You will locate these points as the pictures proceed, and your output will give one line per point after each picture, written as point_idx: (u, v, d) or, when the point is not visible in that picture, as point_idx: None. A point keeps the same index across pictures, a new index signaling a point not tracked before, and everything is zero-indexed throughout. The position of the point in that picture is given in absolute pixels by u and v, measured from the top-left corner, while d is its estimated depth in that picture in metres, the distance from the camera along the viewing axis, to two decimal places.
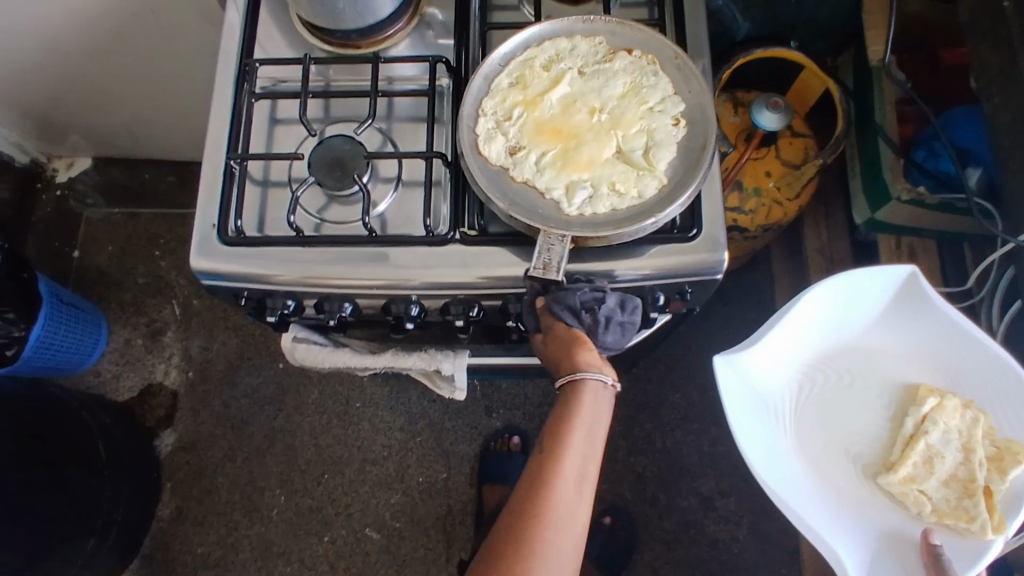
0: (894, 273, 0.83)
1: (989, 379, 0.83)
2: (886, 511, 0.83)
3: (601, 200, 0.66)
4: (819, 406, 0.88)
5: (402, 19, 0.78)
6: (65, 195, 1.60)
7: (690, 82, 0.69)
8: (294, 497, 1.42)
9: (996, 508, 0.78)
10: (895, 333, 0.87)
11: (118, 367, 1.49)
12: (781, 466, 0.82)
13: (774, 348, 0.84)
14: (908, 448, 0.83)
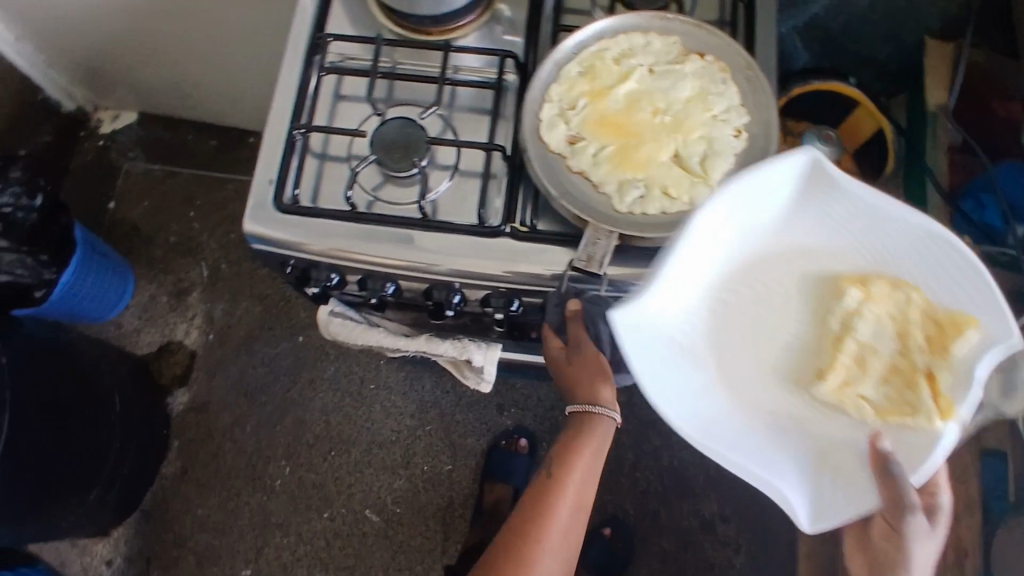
0: (773, 158, 0.55)
1: (902, 247, 0.59)
2: (837, 440, 0.60)
3: (652, 202, 0.65)
4: (736, 329, 0.64)
5: (472, 14, 0.79)
6: (106, 146, 1.61)
7: (759, 95, 0.68)
8: (298, 471, 1.43)
9: (945, 392, 0.56)
10: (798, 211, 0.61)
11: (141, 322, 1.51)
12: (678, 389, 0.59)
13: (687, 251, 0.57)
14: (842, 353, 0.60)
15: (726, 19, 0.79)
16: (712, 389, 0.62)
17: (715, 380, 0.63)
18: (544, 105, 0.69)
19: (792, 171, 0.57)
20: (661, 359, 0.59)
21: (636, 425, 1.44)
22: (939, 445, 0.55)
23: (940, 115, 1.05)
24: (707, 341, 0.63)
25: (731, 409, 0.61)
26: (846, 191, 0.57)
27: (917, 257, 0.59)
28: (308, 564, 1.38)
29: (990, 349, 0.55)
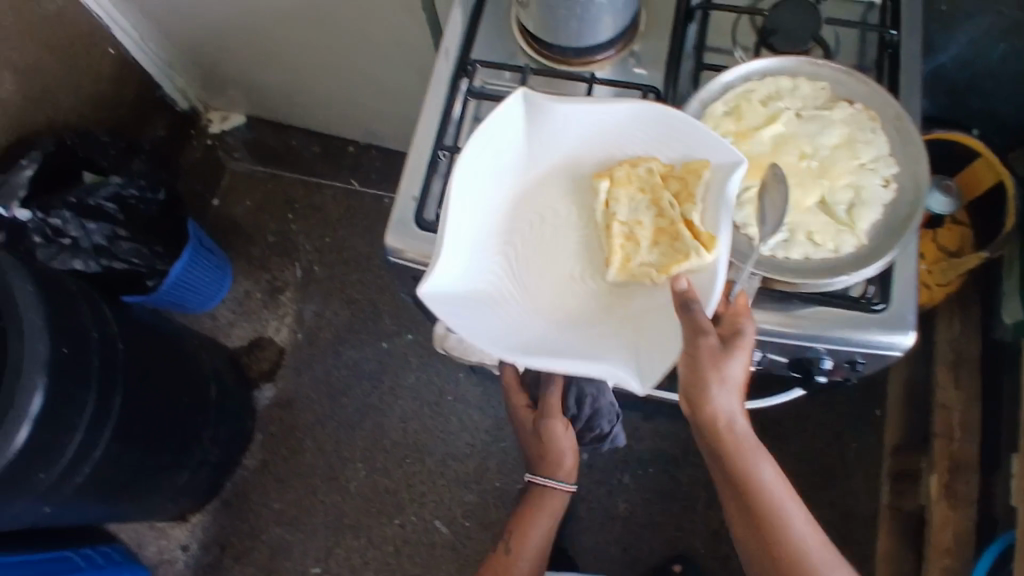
0: (497, 109, 0.68)
1: (629, 137, 0.71)
2: (633, 319, 0.67)
3: (796, 246, 0.65)
4: (532, 257, 0.71)
5: (613, 48, 0.79)
6: (215, 145, 1.69)
7: (909, 146, 0.68)
8: (373, 474, 1.46)
9: (700, 229, 0.66)
10: (538, 136, 0.71)
11: (235, 316, 1.56)
12: (515, 324, 0.67)
13: (470, 181, 0.68)
14: (615, 234, 0.68)
15: (868, 65, 0.79)
16: (512, 294, 0.69)
17: (511, 285, 0.70)
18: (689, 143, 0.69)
19: (528, 121, 0.70)
20: (474, 272, 0.68)
21: None
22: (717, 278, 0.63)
23: None
24: (508, 255, 0.70)
25: (550, 308, 0.69)
26: (587, 114, 0.70)
27: (636, 132, 0.71)
28: (376, 568, 1.41)
29: (731, 173, 0.65)
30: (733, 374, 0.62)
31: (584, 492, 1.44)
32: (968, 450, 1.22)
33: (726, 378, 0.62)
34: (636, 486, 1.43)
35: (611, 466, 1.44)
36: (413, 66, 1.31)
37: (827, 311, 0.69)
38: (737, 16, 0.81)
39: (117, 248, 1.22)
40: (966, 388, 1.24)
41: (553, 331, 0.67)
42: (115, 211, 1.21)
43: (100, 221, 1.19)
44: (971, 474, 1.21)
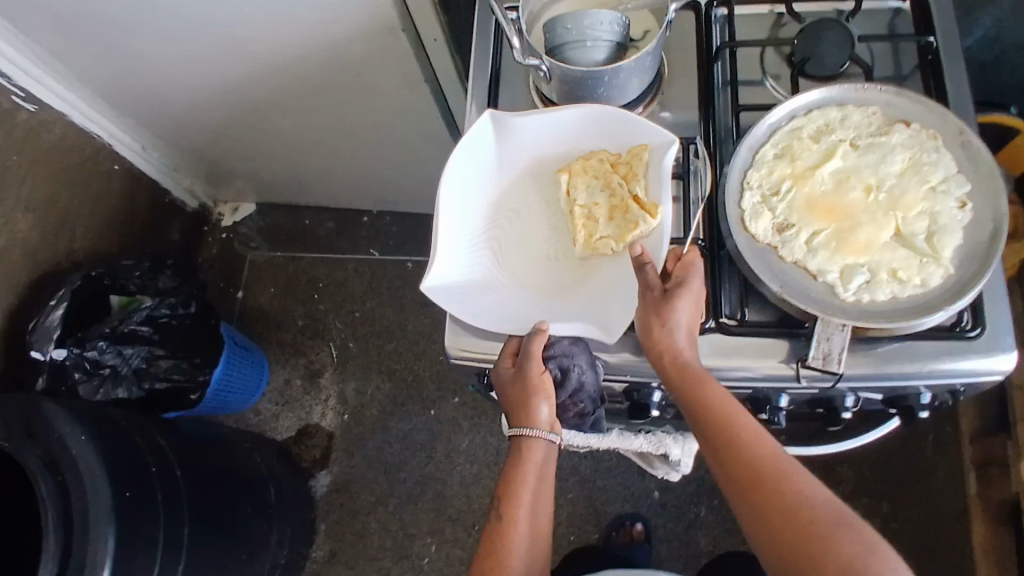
0: (469, 131, 0.72)
1: (587, 129, 0.73)
2: (607, 289, 0.70)
3: (881, 286, 0.62)
4: (510, 242, 0.73)
5: (641, 105, 0.77)
6: (230, 237, 1.68)
7: (979, 161, 0.64)
8: (445, 547, 1.42)
9: (645, 203, 0.69)
10: (512, 141, 0.74)
11: (278, 407, 1.54)
12: (500, 309, 0.71)
13: (453, 191, 0.72)
14: (577, 219, 0.71)
15: (904, 73, 0.76)
16: (499, 283, 0.72)
17: (499, 272, 0.72)
18: (745, 194, 0.66)
19: (495, 133, 0.73)
20: (465, 267, 0.72)
21: None
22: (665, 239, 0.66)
23: None
24: (491, 246, 0.73)
25: (535, 289, 0.72)
26: (541, 123, 0.73)
27: (591, 127, 0.73)
28: None
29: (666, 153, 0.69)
30: (686, 324, 0.63)
31: (662, 531, 1.39)
32: None
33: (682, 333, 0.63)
34: (715, 516, 1.38)
35: (685, 499, 1.40)
36: (419, 133, 1.29)
37: (919, 347, 0.65)
38: (761, 49, 0.78)
39: (156, 368, 1.21)
40: None
41: (538, 311, 0.70)
42: (150, 332, 1.20)
43: (136, 345, 1.18)
44: None
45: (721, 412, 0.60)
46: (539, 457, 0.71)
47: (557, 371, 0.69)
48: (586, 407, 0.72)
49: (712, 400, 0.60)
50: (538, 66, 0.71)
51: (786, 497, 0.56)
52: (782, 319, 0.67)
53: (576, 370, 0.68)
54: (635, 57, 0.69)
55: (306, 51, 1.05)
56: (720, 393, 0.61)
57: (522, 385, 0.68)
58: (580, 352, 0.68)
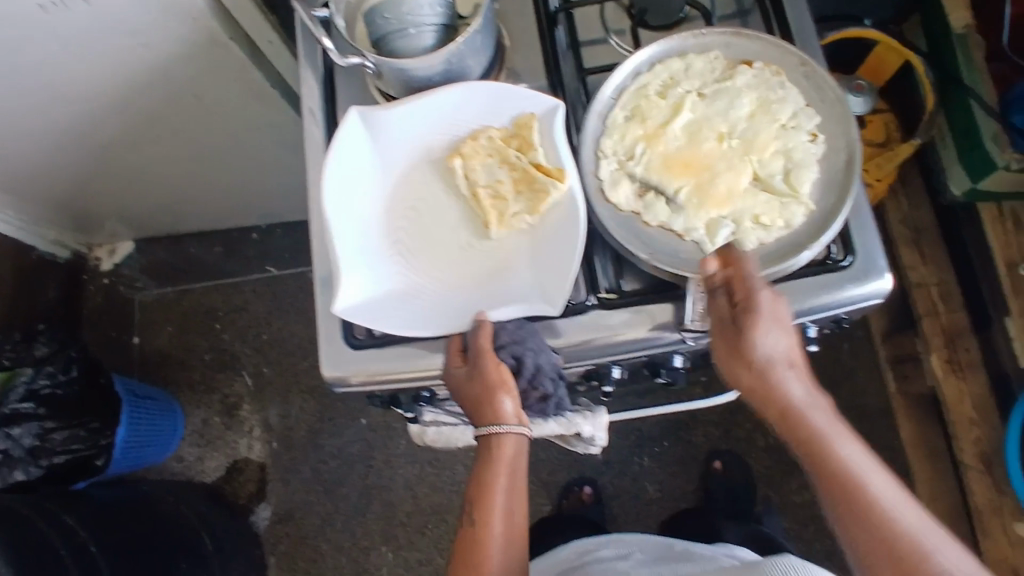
0: (337, 136, 0.64)
1: (469, 107, 0.66)
2: (528, 266, 0.63)
3: (747, 235, 0.61)
4: (419, 241, 0.66)
5: (486, 85, 0.72)
6: (112, 282, 1.56)
7: (825, 92, 0.63)
8: (401, 552, 1.40)
9: (550, 166, 0.63)
10: (391, 137, 0.67)
11: (200, 449, 1.47)
12: (425, 310, 0.63)
13: (338, 200, 0.64)
14: (482, 200, 0.64)
15: (746, 7, 0.73)
16: (412, 286, 0.64)
17: (410, 274, 0.65)
18: (601, 164, 0.64)
19: (369, 132, 0.66)
20: (373, 279, 0.64)
21: (722, 415, 1.40)
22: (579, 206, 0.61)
23: (969, 33, 1.00)
24: (399, 250, 0.65)
25: (452, 282, 0.64)
26: (420, 108, 0.66)
27: (475, 101, 0.66)
28: None
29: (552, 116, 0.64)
30: (774, 352, 0.58)
31: (610, 489, 1.40)
32: (957, 319, 1.21)
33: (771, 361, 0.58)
34: (659, 464, 1.40)
35: (627, 455, 1.41)
36: (287, 141, 1.22)
37: (798, 285, 0.65)
38: (600, 4, 0.73)
39: (53, 442, 1.12)
40: (933, 260, 1.23)
41: (460, 305, 0.63)
42: (34, 408, 1.10)
43: (23, 424, 1.09)
44: (967, 342, 1.20)
45: (833, 460, 0.57)
46: (511, 455, 0.65)
47: (512, 361, 0.62)
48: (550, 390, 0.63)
49: (825, 447, 0.57)
50: (363, 64, 0.66)
51: (910, 567, 0.53)
52: (662, 284, 0.65)
53: (530, 356, 0.62)
54: (461, 38, 0.63)
55: (131, 78, 0.96)
56: (831, 435, 0.58)
57: (478, 383, 0.61)
58: (529, 335, 0.62)
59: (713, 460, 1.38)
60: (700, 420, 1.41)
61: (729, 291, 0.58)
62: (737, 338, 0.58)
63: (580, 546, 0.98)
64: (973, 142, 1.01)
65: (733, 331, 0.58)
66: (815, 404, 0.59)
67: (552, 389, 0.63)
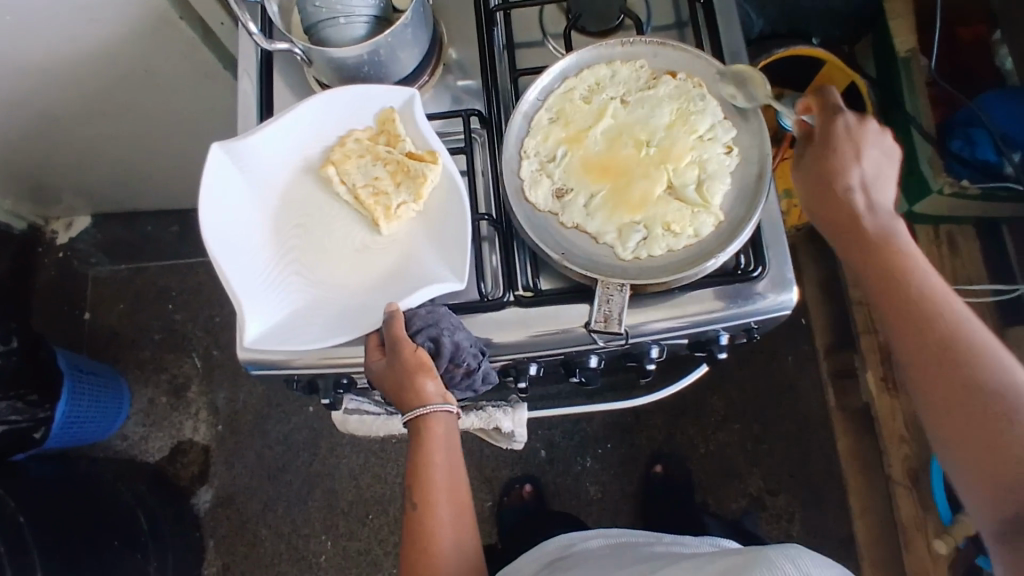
0: (204, 179, 0.63)
1: (324, 118, 0.68)
2: (425, 248, 0.64)
3: (657, 241, 0.63)
4: (311, 253, 0.66)
5: (425, 74, 0.73)
6: (67, 256, 1.55)
7: (744, 108, 0.65)
8: (341, 541, 1.40)
9: (421, 155, 0.65)
10: (257, 169, 0.66)
11: (145, 428, 1.46)
12: (338, 313, 0.63)
13: (223, 245, 0.63)
14: (366, 200, 0.65)
15: (685, 18, 0.75)
16: (315, 301, 0.64)
17: (310, 288, 0.65)
18: (523, 164, 0.65)
19: (234, 163, 0.65)
20: (274, 307, 0.63)
21: (665, 420, 1.42)
22: (458, 184, 0.63)
23: (913, 58, 1.02)
24: (295, 269, 0.65)
25: (352, 285, 0.64)
26: (278, 127, 0.66)
27: (335, 107, 0.67)
28: None
29: (412, 107, 0.66)
30: (864, 174, 0.62)
31: (552, 488, 1.41)
32: None
33: (842, 185, 0.62)
34: (601, 465, 1.41)
35: (570, 455, 1.42)
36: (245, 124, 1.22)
37: (710, 291, 0.66)
38: (540, 7, 0.75)
39: None
40: None
41: (365, 305, 0.63)
42: None
43: None
44: None
45: (897, 275, 0.58)
46: (442, 433, 0.65)
47: (430, 344, 0.62)
48: (472, 366, 0.64)
49: (891, 267, 0.59)
50: (293, 51, 0.67)
51: (959, 378, 0.53)
52: (577, 284, 0.67)
53: (448, 335, 0.62)
54: (390, 31, 0.64)
55: (80, 52, 0.95)
56: (901, 256, 0.59)
57: (398, 369, 0.61)
58: (442, 316, 0.62)
59: (655, 464, 1.39)
60: (644, 425, 1.42)
61: (809, 133, 0.66)
62: (815, 162, 0.63)
63: (569, 541, 0.96)
64: (910, 164, 1.04)
65: (811, 159, 0.64)
66: (899, 235, 0.60)
67: (475, 364, 0.64)
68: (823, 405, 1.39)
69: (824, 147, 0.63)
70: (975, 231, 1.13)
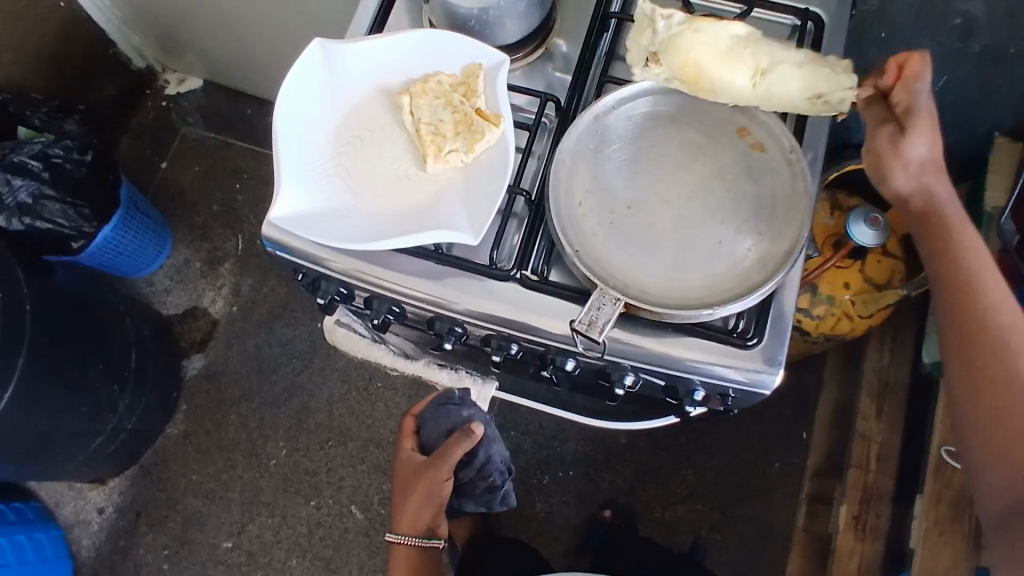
0: (297, 61, 0.68)
1: (421, 55, 0.72)
2: (456, 197, 0.68)
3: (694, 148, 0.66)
4: (356, 166, 0.70)
5: (525, 49, 0.77)
6: (168, 107, 1.66)
7: (795, 183, 0.68)
8: (295, 454, 1.45)
9: (488, 115, 0.69)
10: (345, 75, 0.71)
11: (171, 283, 1.55)
12: (355, 224, 0.67)
13: (287, 128, 0.68)
14: (423, 136, 0.69)
15: None
16: (341, 206, 0.68)
17: (344, 195, 0.69)
18: (604, 102, 0.71)
19: (323, 63, 0.70)
20: (305, 199, 0.67)
21: (633, 472, 1.42)
22: (509, 150, 0.67)
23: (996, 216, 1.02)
24: (338, 173, 0.69)
25: (381, 206, 0.68)
26: (376, 45, 0.71)
27: (432, 48, 0.72)
28: (288, 548, 1.40)
29: (498, 71, 0.70)
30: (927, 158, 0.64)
31: None
32: (882, 483, 1.20)
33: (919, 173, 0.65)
34: (556, 487, 1.42)
35: (531, 467, 1.43)
36: None
37: (702, 342, 0.67)
38: None
39: (44, 209, 1.23)
40: (887, 419, 1.22)
41: (384, 227, 0.67)
42: (40, 169, 1.21)
43: (26, 178, 1.20)
44: (881, 507, 1.19)
45: (961, 269, 0.62)
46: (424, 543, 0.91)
47: (484, 458, 0.93)
48: (496, 480, 0.97)
49: (955, 260, 0.62)
50: None
51: (1009, 368, 0.58)
52: (582, 287, 0.70)
53: (495, 455, 0.94)
54: None
55: None
56: (970, 249, 0.63)
57: (427, 477, 0.84)
58: (496, 442, 0.94)
59: (605, 508, 1.39)
60: (611, 467, 1.42)
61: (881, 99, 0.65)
62: (895, 137, 0.63)
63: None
64: None
65: (895, 128, 0.64)
66: (964, 224, 0.64)
67: (498, 480, 0.97)
68: (790, 521, 1.36)
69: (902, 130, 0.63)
70: None
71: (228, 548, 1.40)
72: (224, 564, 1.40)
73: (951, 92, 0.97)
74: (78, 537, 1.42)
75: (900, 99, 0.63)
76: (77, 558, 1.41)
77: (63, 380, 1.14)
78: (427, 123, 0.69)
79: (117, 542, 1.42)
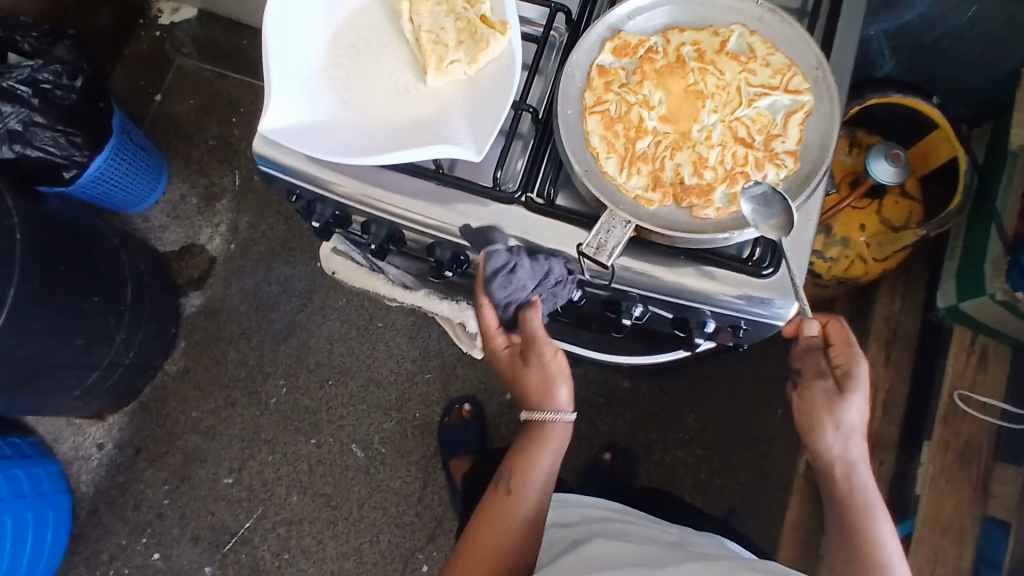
0: None
1: None
2: (460, 108, 0.64)
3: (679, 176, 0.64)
4: (353, 77, 0.66)
5: None
6: (162, 37, 1.60)
7: (822, 100, 0.64)
8: (294, 393, 1.44)
9: (491, 23, 0.64)
10: None
11: (167, 220, 1.51)
12: (351, 139, 0.63)
13: (281, 31, 0.63)
14: (424, 44, 0.65)
15: (808, 10, 0.72)
16: (336, 107, 0.65)
17: (340, 106, 0.65)
18: (621, 13, 0.67)
19: None
20: (299, 99, 0.63)
21: (633, 417, 1.40)
22: (514, 61, 0.63)
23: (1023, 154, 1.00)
24: (334, 81, 0.65)
25: (382, 117, 0.65)
26: None
27: None
28: (288, 484, 1.40)
29: None
30: (844, 427, 0.65)
31: (499, 430, 1.41)
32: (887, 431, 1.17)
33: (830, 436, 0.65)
34: None
35: None
36: None
37: (715, 271, 0.64)
38: None
39: (33, 135, 1.19)
40: (896, 368, 1.18)
41: (382, 138, 0.63)
42: (30, 95, 1.16)
43: (15, 105, 1.15)
44: (885, 456, 1.15)
45: (850, 520, 0.64)
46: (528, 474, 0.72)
47: None
48: None
49: (845, 514, 0.65)
50: None
51: None
52: (590, 212, 0.66)
53: None
54: None
55: None
56: (862, 513, 0.64)
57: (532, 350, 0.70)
58: None
59: (605, 451, 1.38)
60: (612, 412, 1.41)
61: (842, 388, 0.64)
62: (815, 398, 0.66)
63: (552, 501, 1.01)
64: (975, 261, 1.04)
65: (819, 391, 0.65)
66: (876, 501, 0.65)
67: None
68: (790, 469, 1.35)
69: (814, 403, 0.66)
70: (1014, 356, 1.09)
71: (228, 485, 1.41)
72: (224, 499, 1.40)
73: (983, 21, 0.92)
74: (77, 472, 1.43)
75: (839, 360, 0.65)
76: (78, 492, 1.42)
77: (56, 311, 1.11)
78: (426, 34, 0.65)
79: (117, 477, 1.42)
